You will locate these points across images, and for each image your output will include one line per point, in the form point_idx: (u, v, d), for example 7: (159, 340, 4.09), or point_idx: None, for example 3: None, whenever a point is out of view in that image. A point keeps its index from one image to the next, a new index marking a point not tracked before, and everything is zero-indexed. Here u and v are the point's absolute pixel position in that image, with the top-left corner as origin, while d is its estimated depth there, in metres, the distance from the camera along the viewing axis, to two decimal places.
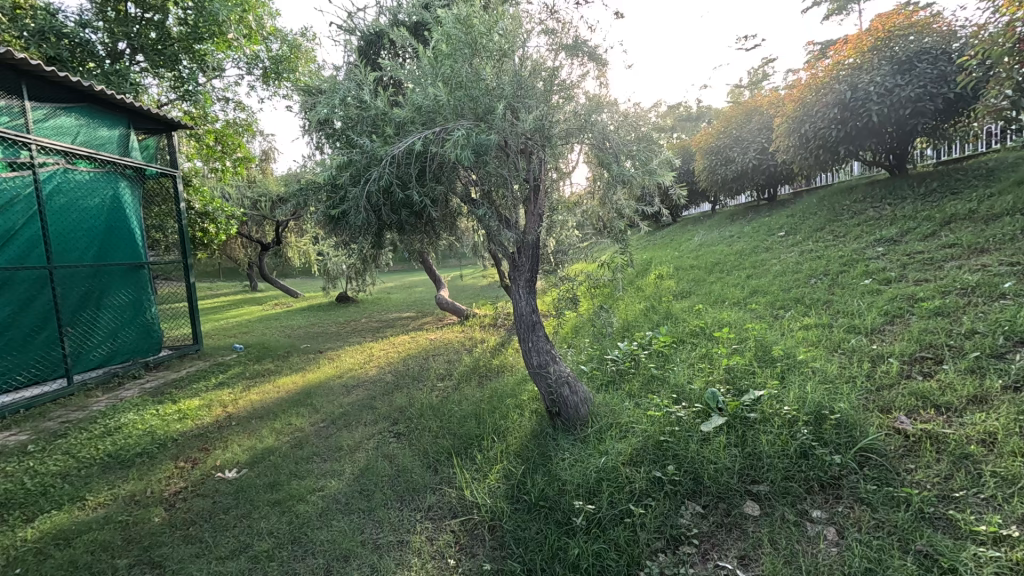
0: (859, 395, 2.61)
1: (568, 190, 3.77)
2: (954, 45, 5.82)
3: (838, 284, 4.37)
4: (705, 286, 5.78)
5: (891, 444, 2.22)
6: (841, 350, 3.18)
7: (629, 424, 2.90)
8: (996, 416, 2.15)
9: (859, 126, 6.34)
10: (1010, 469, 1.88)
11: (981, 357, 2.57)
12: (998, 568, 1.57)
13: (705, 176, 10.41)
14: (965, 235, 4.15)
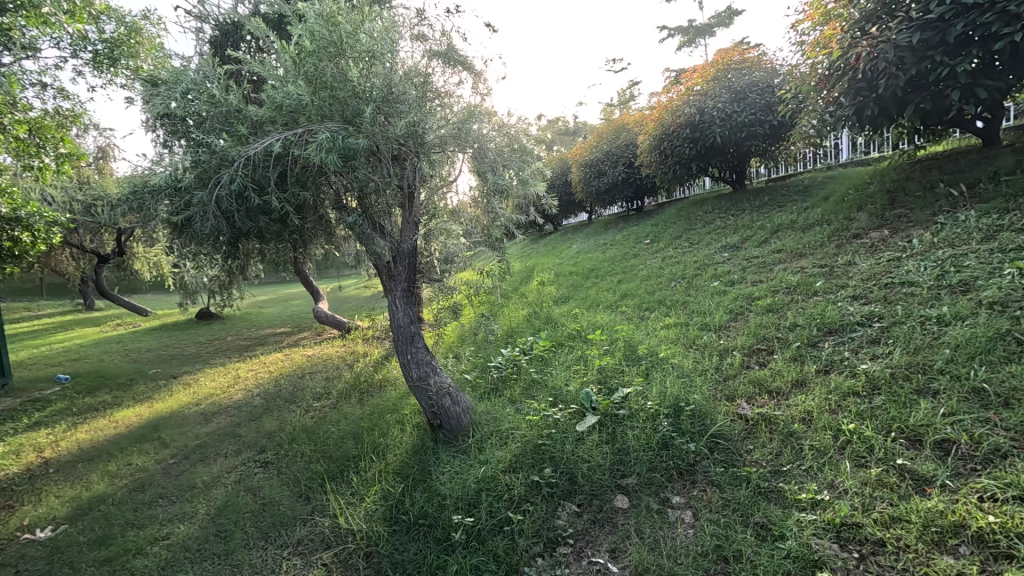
0: (711, 387, 2.91)
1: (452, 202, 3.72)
2: (776, 80, 6.84)
3: (693, 286, 4.86)
4: (582, 291, 6.09)
5: (735, 428, 2.49)
6: (696, 346, 3.53)
7: (509, 431, 2.92)
8: (812, 396, 2.50)
9: (706, 145, 7.17)
10: (822, 441, 2.20)
11: (802, 347, 2.99)
12: (816, 529, 1.81)
13: (581, 187, 11.02)
14: (789, 242, 4.86)
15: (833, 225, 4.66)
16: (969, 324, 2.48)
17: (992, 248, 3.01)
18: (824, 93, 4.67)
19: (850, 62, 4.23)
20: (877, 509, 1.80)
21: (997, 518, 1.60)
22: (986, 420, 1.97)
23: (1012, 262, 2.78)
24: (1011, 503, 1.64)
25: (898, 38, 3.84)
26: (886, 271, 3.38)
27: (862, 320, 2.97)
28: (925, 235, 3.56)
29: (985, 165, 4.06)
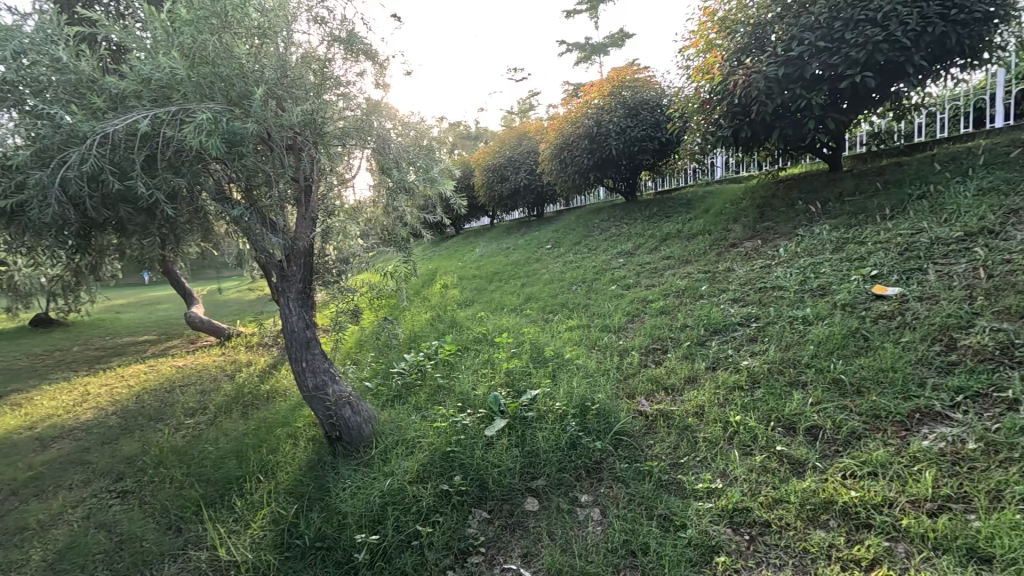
0: (613, 385, 3.03)
1: (352, 200, 3.55)
2: (663, 100, 7.42)
3: (593, 289, 5.07)
4: (486, 294, 6.10)
5: (637, 424, 2.61)
6: (598, 347, 3.66)
7: (416, 439, 2.79)
8: (703, 391, 2.69)
9: (603, 156, 7.56)
10: (713, 433, 2.37)
11: (692, 345, 3.23)
12: (711, 516, 1.93)
13: (483, 192, 11.04)
14: (677, 249, 5.26)
15: (714, 235, 5.13)
16: (827, 323, 2.83)
17: (841, 257, 3.48)
18: (706, 115, 5.13)
19: (729, 88, 4.68)
20: (763, 492, 1.96)
21: (857, 492, 1.80)
22: (844, 407, 2.24)
23: (857, 270, 3.23)
24: (867, 478, 1.86)
25: (768, 70, 4.33)
26: (759, 276, 3.78)
27: (742, 321, 3.29)
28: (789, 246, 4.04)
29: (832, 186, 4.71)
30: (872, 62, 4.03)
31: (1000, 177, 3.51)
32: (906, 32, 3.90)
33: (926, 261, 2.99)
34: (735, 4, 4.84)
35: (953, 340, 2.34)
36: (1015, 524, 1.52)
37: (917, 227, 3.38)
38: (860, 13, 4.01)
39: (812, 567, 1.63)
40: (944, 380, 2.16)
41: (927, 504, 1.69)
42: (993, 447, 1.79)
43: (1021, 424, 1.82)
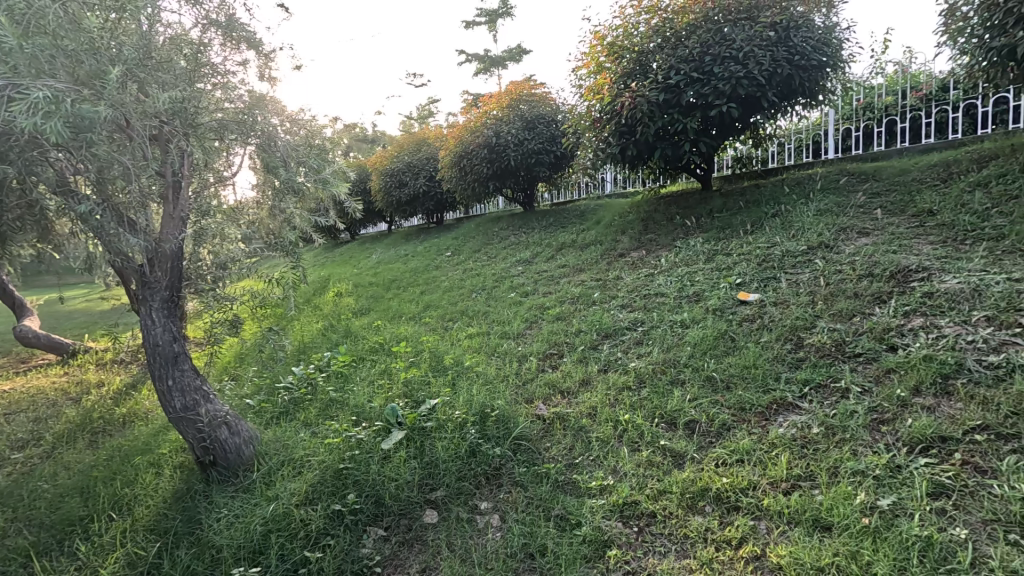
0: (511, 391, 3.07)
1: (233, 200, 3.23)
2: (558, 116, 7.76)
3: (492, 297, 5.12)
4: (383, 303, 5.89)
5: (534, 428, 2.67)
6: (497, 353, 3.70)
7: (304, 459, 2.59)
8: (595, 393, 2.83)
9: (502, 166, 7.71)
10: (605, 432, 2.49)
11: (586, 349, 3.39)
12: (605, 512, 2.02)
13: (380, 197, 10.71)
14: (571, 258, 5.50)
15: (604, 245, 5.45)
16: (701, 326, 3.12)
17: (712, 267, 3.87)
18: (597, 132, 5.43)
19: (617, 109, 5.01)
20: (649, 485, 2.10)
21: (728, 479, 1.99)
22: (716, 401, 2.48)
23: (725, 278, 3.61)
24: (736, 465, 2.06)
25: (650, 95, 4.71)
26: (644, 284, 4.08)
27: (629, 325, 3.52)
28: (670, 256, 4.41)
29: (704, 204, 5.23)
30: (736, 95, 4.56)
31: (833, 200, 4.13)
32: (761, 71, 4.46)
33: (779, 270, 3.42)
34: (622, 31, 5.20)
35: (800, 338, 2.69)
36: (849, 494, 1.73)
37: (772, 241, 3.86)
38: (725, 51, 4.53)
39: (691, 551, 1.76)
40: (794, 373, 2.47)
41: (783, 484, 1.90)
42: (832, 430, 2.05)
43: (851, 409, 2.10)
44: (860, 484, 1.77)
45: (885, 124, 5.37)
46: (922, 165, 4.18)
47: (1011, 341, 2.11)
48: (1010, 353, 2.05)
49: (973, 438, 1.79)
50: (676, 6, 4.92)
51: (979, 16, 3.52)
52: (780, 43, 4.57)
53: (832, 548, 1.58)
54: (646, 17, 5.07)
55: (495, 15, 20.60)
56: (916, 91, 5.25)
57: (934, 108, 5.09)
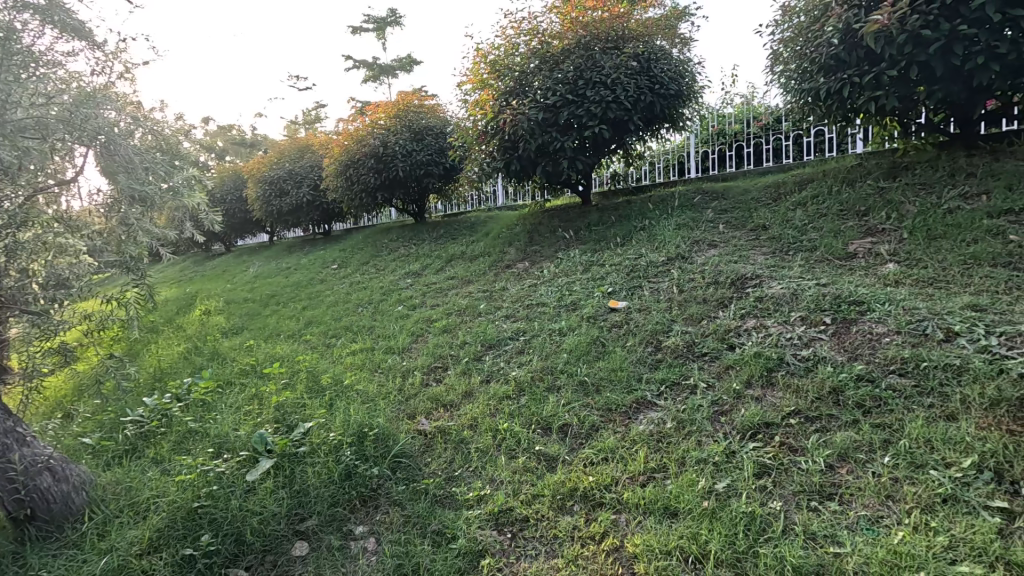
0: (393, 408, 3.00)
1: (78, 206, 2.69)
2: (447, 129, 7.80)
3: (378, 311, 4.98)
4: (258, 320, 5.45)
5: (416, 444, 2.63)
6: (381, 369, 3.59)
7: (151, 501, 2.30)
8: (477, 405, 2.86)
9: (390, 177, 7.55)
10: (486, 442, 2.53)
11: (469, 361, 3.42)
12: (480, 522, 2.05)
13: (258, 205, 9.95)
14: (460, 270, 5.55)
15: (492, 257, 5.56)
16: (577, 333, 3.30)
17: (588, 277, 4.12)
18: (482, 146, 5.56)
19: (500, 125, 5.17)
20: (523, 491, 2.17)
21: (593, 477, 2.12)
22: (587, 404, 2.63)
23: (599, 287, 3.86)
24: (601, 463, 2.20)
25: (530, 113, 4.93)
26: (528, 294, 4.23)
27: (512, 335, 3.62)
28: (551, 267, 4.61)
29: (583, 218, 5.56)
30: (606, 117, 4.93)
31: (689, 215, 4.61)
32: (627, 97, 4.88)
33: (645, 280, 3.74)
34: (504, 51, 5.37)
35: (659, 340, 2.95)
36: (692, 481, 1.93)
37: (639, 253, 4.20)
38: (596, 77, 4.87)
39: (558, 550, 1.85)
40: (653, 374, 2.70)
41: (640, 477, 2.06)
42: (682, 424, 2.27)
43: (698, 404, 2.35)
44: (703, 470, 1.98)
45: (734, 149, 6.12)
46: (758, 186, 4.83)
47: (818, 336, 2.50)
48: (816, 347, 2.42)
49: (789, 422, 2.08)
50: (552, 31, 5.20)
51: (794, 62, 4.18)
52: (643, 72, 5.03)
53: (677, 531, 1.74)
54: (525, 39, 5.29)
55: (383, 23, 20.27)
56: (757, 120, 5.99)
57: (771, 137, 5.88)
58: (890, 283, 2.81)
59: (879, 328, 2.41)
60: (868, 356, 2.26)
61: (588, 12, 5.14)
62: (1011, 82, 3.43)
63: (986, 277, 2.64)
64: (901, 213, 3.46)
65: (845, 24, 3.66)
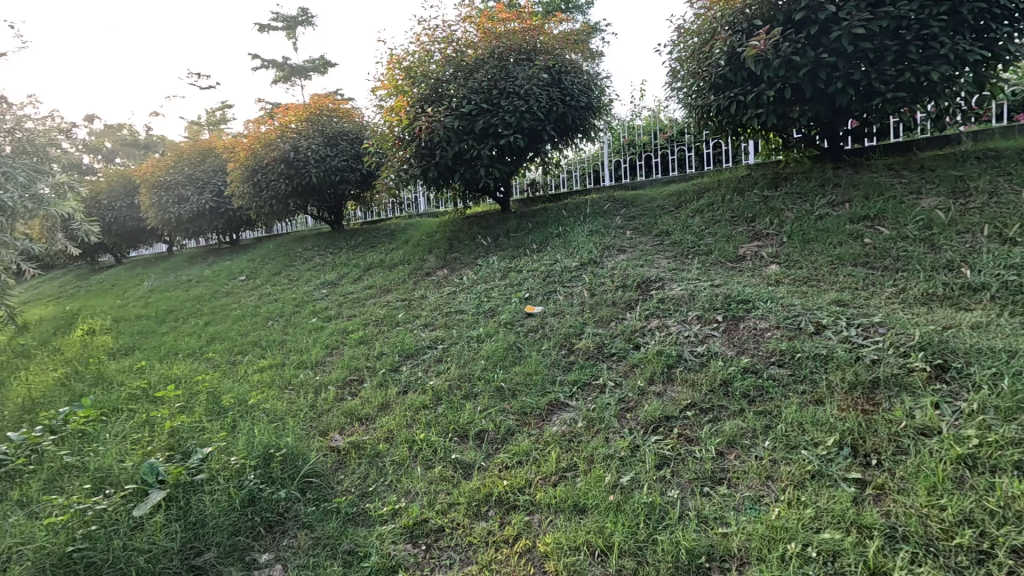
0: (303, 426, 2.87)
1: None
2: (363, 134, 7.60)
3: (290, 324, 4.74)
4: (153, 339, 4.98)
5: (327, 462, 2.53)
6: (291, 386, 3.42)
7: (13, 550, 2.02)
8: (394, 417, 2.80)
9: (302, 183, 7.21)
10: (401, 454, 2.49)
11: (386, 372, 3.34)
12: (394, 536, 2.01)
13: (153, 212, 9.10)
14: (378, 278, 5.41)
15: (411, 265, 5.48)
16: (494, 340, 3.34)
17: (506, 283, 4.18)
18: (398, 153, 5.43)
19: (416, 132, 5.12)
20: (439, 500, 2.15)
21: (507, 481, 2.15)
22: (503, 409, 2.67)
23: (516, 293, 3.93)
24: (516, 466, 2.24)
25: (445, 121, 4.93)
26: (447, 302, 4.22)
27: (430, 343, 3.59)
28: (470, 274, 4.62)
29: (501, 225, 5.64)
30: (521, 127, 5.05)
31: (601, 222, 4.82)
32: (540, 107, 5.03)
33: (560, 285, 3.86)
34: (419, 57, 5.33)
35: (572, 343, 3.06)
36: (599, 477, 2.02)
37: (555, 258, 4.34)
38: (509, 87, 4.98)
39: (473, 557, 1.85)
40: (566, 376, 2.80)
41: (552, 477, 2.13)
42: (592, 422, 2.37)
43: (606, 402, 2.46)
44: (610, 466, 2.08)
45: (643, 159, 6.48)
46: (663, 194, 5.15)
47: (712, 333, 2.72)
48: (710, 343, 2.63)
49: (686, 414, 2.23)
50: (467, 40, 5.24)
51: (690, 80, 4.52)
52: (554, 84, 5.22)
53: (585, 526, 1.81)
54: (440, 47, 5.29)
55: (293, 22, 19.39)
56: (662, 133, 6.38)
57: (676, 148, 6.29)
58: (773, 282, 3.11)
59: (762, 323, 2.67)
60: (753, 350, 2.48)
61: (501, 23, 5.24)
62: (865, 104, 3.93)
63: (849, 276, 3.00)
64: (782, 219, 3.85)
65: (729, 47, 4.03)
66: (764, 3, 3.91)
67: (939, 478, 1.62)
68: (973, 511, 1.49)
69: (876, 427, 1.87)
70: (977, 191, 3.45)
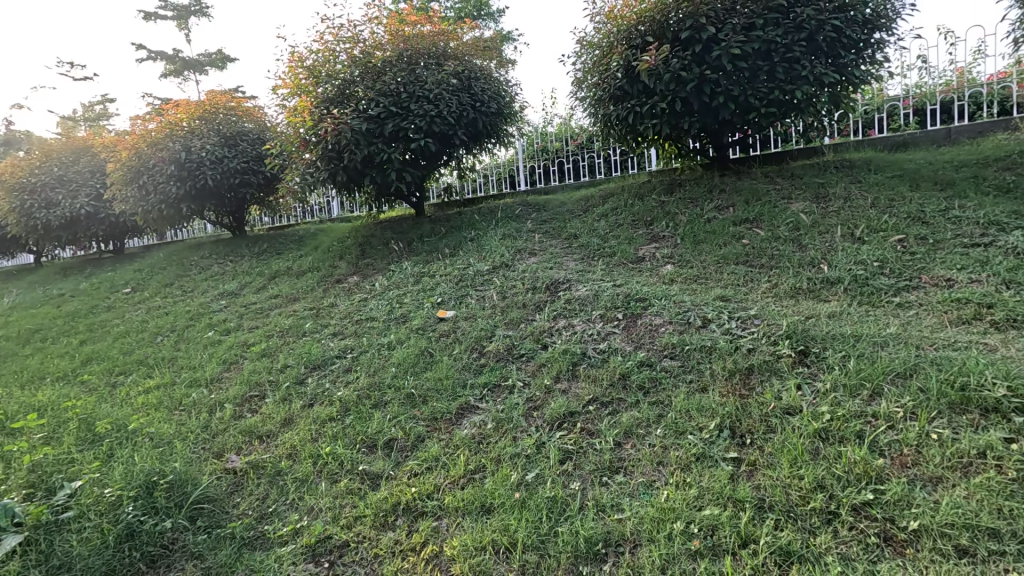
0: (195, 449, 2.65)
1: None
2: (265, 135, 7.18)
3: (183, 339, 4.35)
4: (12, 363, 4.35)
5: (222, 485, 2.36)
6: (182, 406, 3.14)
7: None
8: (297, 432, 2.67)
9: (196, 186, 6.66)
10: (305, 470, 2.38)
11: (290, 386, 3.17)
12: (295, 557, 1.92)
13: (13, 218, 7.97)
14: (284, 287, 5.13)
15: (321, 272, 5.25)
16: (405, 346, 3.29)
17: (419, 288, 4.14)
18: (304, 155, 5.14)
19: (322, 134, 4.90)
20: (344, 514, 2.09)
21: (415, 488, 2.13)
22: (413, 416, 2.64)
23: (429, 298, 3.90)
24: (425, 472, 2.23)
25: (352, 123, 4.78)
26: (357, 309, 4.10)
27: (339, 353, 3.46)
28: (383, 281, 4.52)
29: (415, 229, 5.57)
30: (431, 131, 5.03)
31: (513, 226, 4.91)
32: (450, 112, 5.04)
33: (471, 289, 3.88)
34: (323, 57, 5.13)
35: (483, 346, 3.09)
36: (506, 476, 2.06)
37: (468, 262, 4.36)
38: (418, 91, 4.95)
39: (378, 569, 1.81)
40: (476, 379, 2.82)
41: (461, 480, 2.13)
42: (501, 423, 2.41)
43: (514, 402, 2.52)
44: (516, 464, 2.12)
45: (556, 164, 6.67)
46: (572, 199, 5.35)
47: (613, 331, 2.87)
48: (610, 340, 2.78)
49: (588, 408, 2.34)
50: (374, 41, 5.13)
51: (592, 90, 4.74)
52: (464, 89, 5.25)
53: (491, 526, 1.84)
54: (346, 47, 5.13)
55: (186, 11, 17.89)
56: (574, 139, 6.59)
57: (586, 155, 6.54)
58: (667, 281, 3.34)
59: (657, 319, 2.86)
60: (648, 345, 2.65)
61: (410, 26, 5.19)
62: (744, 118, 4.34)
63: (732, 273, 3.30)
64: (676, 222, 4.14)
65: (625, 61, 4.29)
66: (655, 21, 4.20)
67: (798, 450, 1.83)
68: (824, 478, 1.70)
69: (750, 409, 2.07)
70: (835, 196, 3.93)
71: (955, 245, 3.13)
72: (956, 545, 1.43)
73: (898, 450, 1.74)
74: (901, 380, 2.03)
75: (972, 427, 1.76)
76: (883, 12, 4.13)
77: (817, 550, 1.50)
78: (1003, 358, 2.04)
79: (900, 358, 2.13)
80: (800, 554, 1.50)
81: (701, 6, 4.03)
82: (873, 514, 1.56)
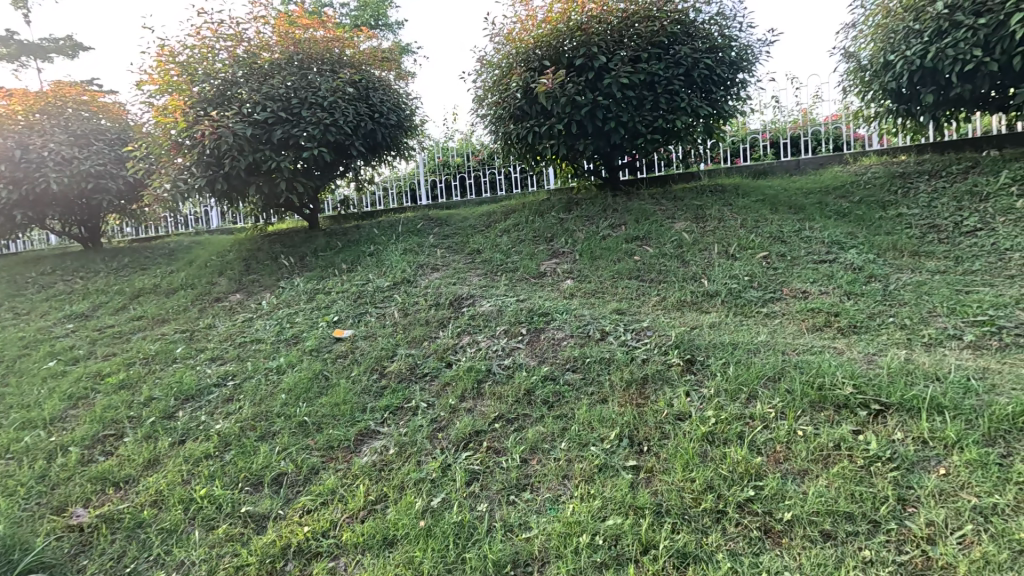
0: (27, 506, 2.20)
1: None
2: (127, 135, 6.28)
3: (12, 372, 3.63)
4: None
5: (62, 548, 1.98)
6: (10, 454, 2.60)
7: None
8: (164, 474, 2.33)
9: (34, 190, 5.68)
10: (173, 518, 2.07)
11: (156, 421, 2.76)
12: None
13: None
14: (149, 307, 4.51)
15: (196, 290, 4.70)
16: (297, 370, 3.03)
17: (313, 306, 3.85)
18: (176, 159, 4.61)
19: (197, 137, 4.43)
20: (224, 565, 1.84)
21: (308, 527, 1.94)
22: (306, 446, 2.42)
23: (323, 317, 3.65)
24: (319, 508, 2.04)
25: (234, 127, 4.37)
26: (240, 331, 3.71)
27: (218, 381, 3.09)
28: (271, 298, 4.16)
29: (308, 243, 5.22)
30: (325, 140, 4.78)
31: (415, 240, 4.80)
32: (346, 122, 4.83)
33: (371, 306, 3.70)
34: (199, 53, 4.67)
35: (384, 367, 2.95)
36: (410, 503, 1.96)
37: (367, 278, 4.16)
38: (311, 97, 4.67)
39: None
40: (377, 402, 2.66)
41: (360, 513, 1.99)
42: (404, 447, 2.29)
43: (418, 424, 2.42)
44: (421, 490, 2.03)
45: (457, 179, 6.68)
46: (475, 214, 5.36)
47: (517, 345, 2.89)
48: (515, 355, 2.79)
49: (494, 426, 2.31)
50: (260, 41, 4.78)
51: (493, 108, 4.82)
52: (361, 99, 5.07)
53: (394, 560, 1.73)
54: (227, 44, 4.72)
55: None
56: (474, 156, 6.65)
57: (487, 171, 6.61)
58: (568, 296, 3.45)
59: (560, 333, 2.92)
60: (552, 359, 2.70)
61: (301, 29, 4.89)
62: (632, 143, 4.66)
63: (626, 287, 3.49)
64: (574, 239, 4.31)
65: (524, 82, 4.43)
66: (551, 47, 4.39)
67: (689, 454, 1.95)
68: (713, 479, 1.82)
69: (646, 418, 2.18)
70: (711, 217, 4.35)
71: (807, 261, 3.60)
72: (821, 530, 1.60)
73: (772, 447, 1.93)
74: (772, 383, 2.26)
75: (829, 422, 2.01)
76: (745, 56, 4.70)
77: (708, 548, 1.60)
78: (848, 359, 2.37)
79: (769, 362, 2.38)
80: (694, 554, 1.59)
81: (593, 36, 4.30)
82: (754, 509, 1.70)
